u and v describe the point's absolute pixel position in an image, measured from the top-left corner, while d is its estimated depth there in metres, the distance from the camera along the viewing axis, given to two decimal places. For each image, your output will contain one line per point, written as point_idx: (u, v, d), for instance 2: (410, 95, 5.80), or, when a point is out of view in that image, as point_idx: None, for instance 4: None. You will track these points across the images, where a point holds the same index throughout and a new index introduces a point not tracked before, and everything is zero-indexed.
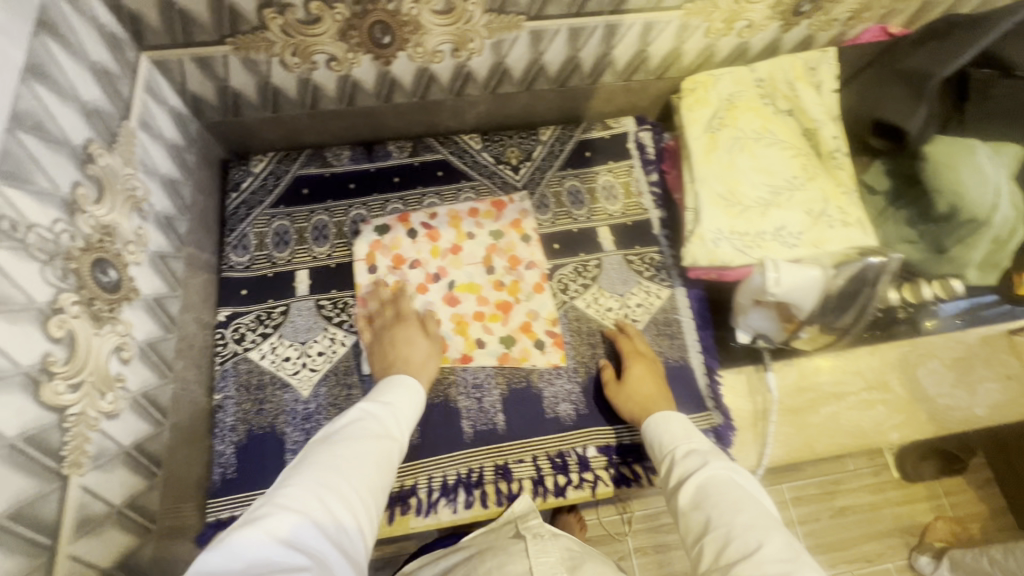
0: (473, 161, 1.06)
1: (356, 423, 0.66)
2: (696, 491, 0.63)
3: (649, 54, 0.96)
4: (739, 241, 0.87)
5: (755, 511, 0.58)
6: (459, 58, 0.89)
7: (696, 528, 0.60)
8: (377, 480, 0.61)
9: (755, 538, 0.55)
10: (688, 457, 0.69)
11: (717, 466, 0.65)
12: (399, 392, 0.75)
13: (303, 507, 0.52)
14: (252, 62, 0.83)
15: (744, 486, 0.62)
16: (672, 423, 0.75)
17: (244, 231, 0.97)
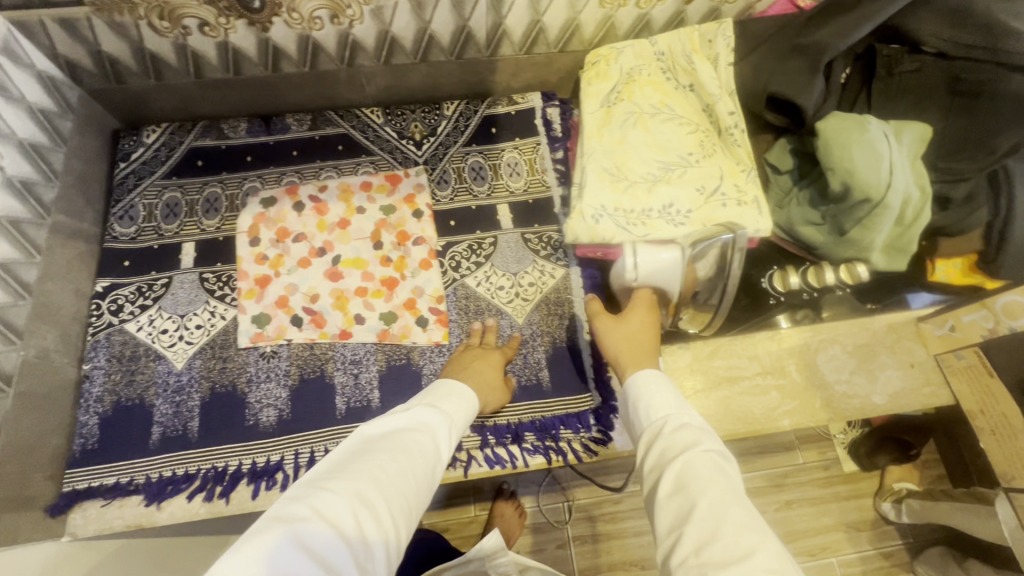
0: (375, 135, 1.04)
1: (415, 432, 0.62)
2: (678, 475, 0.54)
3: (545, 25, 0.93)
4: (623, 218, 0.84)
5: (743, 504, 0.51)
6: (340, 25, 0.86)
7: (672, 516, 0.52)
8: (415, 490, 0.57)
9: (748, 543, 0.47)
10: (675, 430, 0.59)
11: (704, 447, 0.56)
12: (451, 398, 0.71)
13: (335, 521, 0.48)
14: (120, 26, 0.81)
15: (733, 474, 0.55)
16: (661, 388, 0.65)
17: (132, 201, 0.96)
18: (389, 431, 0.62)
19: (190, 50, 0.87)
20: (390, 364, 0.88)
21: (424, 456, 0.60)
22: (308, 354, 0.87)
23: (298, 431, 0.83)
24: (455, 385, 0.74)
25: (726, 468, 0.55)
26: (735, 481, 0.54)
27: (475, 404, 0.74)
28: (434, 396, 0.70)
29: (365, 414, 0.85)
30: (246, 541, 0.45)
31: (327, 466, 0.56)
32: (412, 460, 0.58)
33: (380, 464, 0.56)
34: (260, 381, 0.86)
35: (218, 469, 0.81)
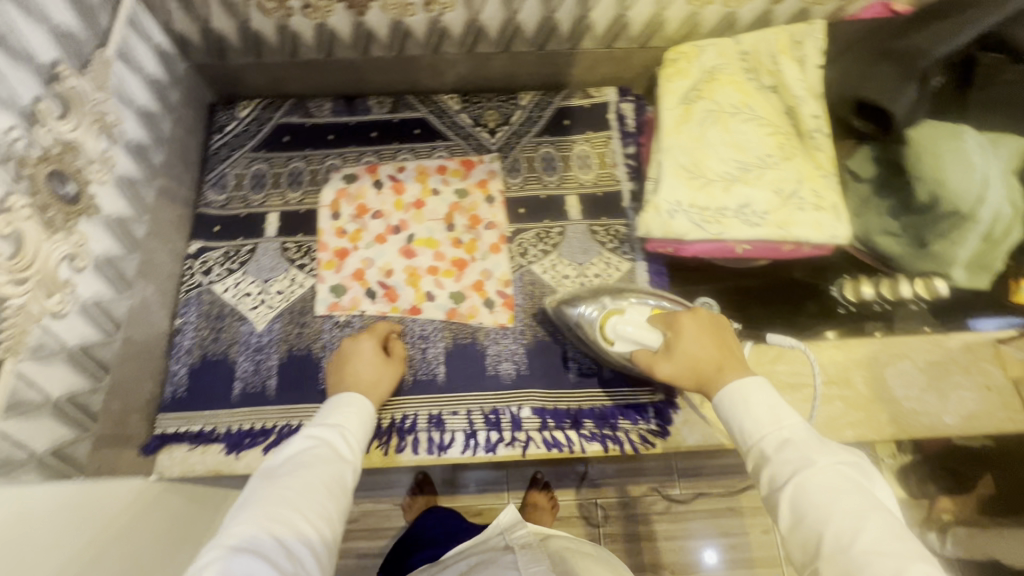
0: (451, 121, 1.07)
1: (303, 450, 0.66)
2: (798, 504, 0.54)
3: (630, 20, 0.93)
4: (698, 215, 0.84)
5: (876, 526, 0.50)
6: (431, 12, 0.89)
7: (806, 546, 0.53)
8: (327, 501, 0.62)
9: (892, 567, 0.47)
10: (781, 451, 0.58)
11: (817, 466, 0.55)
12: (343, 405, 0.73)
13: (259, 550, 0.54)
14: (232, 5, 0.86)
15: (864, 489, 0.54)
16: (752, 402, 0.62)
17: (224, 171, 1.02)
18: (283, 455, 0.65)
19: (291, 30, 0.92)
20: (456, 342, 0.91)
21: (328, 470, 0.64)
22: (379, 326, 0.91)
23: None
24: (343, 395, 0.75)
25: (849, 482, 0.54)
26: (867, 493, 0.53)
27: (372, 409, 0.76)
28: (320, 412, 0.73)
29: (430, 387, 0.88)
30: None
31: (250, 497, 0.60)
32: (316, 475, 0.63)
33: (264, 490, 0.60)
34: (334, 347, 0.90)
35: (292, 427, 0.86)
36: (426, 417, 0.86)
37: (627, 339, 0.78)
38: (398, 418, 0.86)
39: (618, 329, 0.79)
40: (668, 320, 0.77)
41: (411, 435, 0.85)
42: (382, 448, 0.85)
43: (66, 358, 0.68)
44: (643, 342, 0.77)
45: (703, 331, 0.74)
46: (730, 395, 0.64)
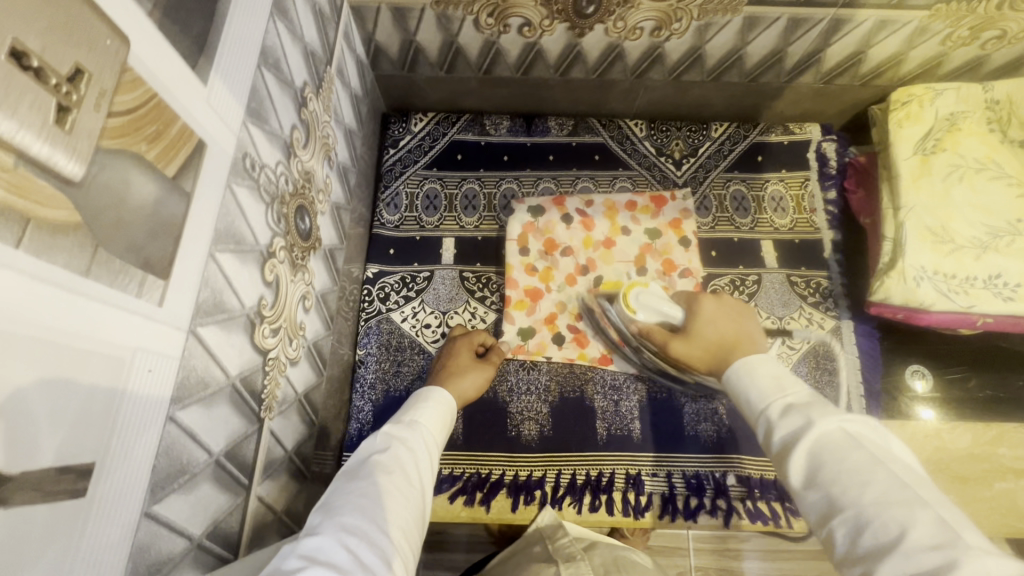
0: (633, 149, 0.99)
1: (378, 450, 0.57)
2: (811, 465, 0.47)
3: (867, 57, 0.85)
4: (944, 284, 0.76)
5: (887, 477, 0.43)
6: (657, 37, 0.81)
7: (814, 508, 0.46)
8: (402, 508, 0.51)
9: (897, 520, 0.40)
10: (784, 415, 0.51)
11: (825, 423, 0.48)
12: (419, 406, 0.66)
13: (329, 559, 0.43)
14: (447, 19, 0.79)
15: (867, 442, 0.46)
16: (759, 371, 0.57)
17: (398, 189, 0.96)
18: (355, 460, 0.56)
19: (496, 48, 0.85)
20: (650, 395, 0.85)
21: (402, 474, 0.54)
22: (569, 372, 0.86)
23: (558, 449, 0.83)
24: (427, 389, 0.70)
25: (878, 442, 0.47)
26: (885, 449, 0.46)
27: (450, 403, 0.70)
28: (400, 413, 0.65)
29: (625, 443, 0.83)
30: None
31: (322, 504, 0.51)
32: (395, 479, 0.53)
33: (343, 495, 0.51)
34: (522, 392, 0.86)
35: (481, 476, 0.81)
36: (623, 475, 0.81)
37: (650, 310, 0.71)
38: (594, 475, 0.81)
39: (640, 298, 0.71)
40: (690, 297, 0.72)
41: (606, 494, 0.80)
42: (576, 506, 0.80)
43: (296, 407, 0.64)
44: (665, 317, 0.71)
45: (727, 313, 0.69)
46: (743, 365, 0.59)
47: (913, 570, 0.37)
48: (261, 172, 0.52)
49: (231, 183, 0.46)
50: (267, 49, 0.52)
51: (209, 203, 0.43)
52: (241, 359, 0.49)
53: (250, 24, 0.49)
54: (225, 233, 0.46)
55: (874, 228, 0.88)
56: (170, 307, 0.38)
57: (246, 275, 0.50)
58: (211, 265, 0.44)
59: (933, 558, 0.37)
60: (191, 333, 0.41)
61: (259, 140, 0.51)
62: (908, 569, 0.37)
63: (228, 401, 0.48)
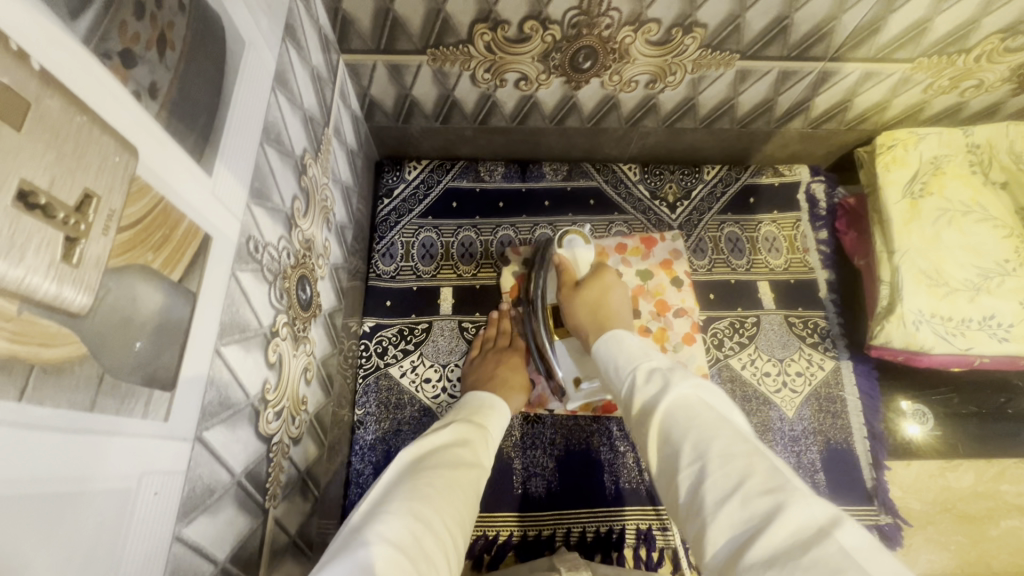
0: (628, 193, 1.00)
1: (451, 444, 0.58)
2: (661, 431, 0.50)
3: (853, 104, 0.87)
4: (942, 326, 0.78)
5: (728, 434, 0.46)
6: (652, 89, 0.82)
7: (665, 469, 0.48)
8: (462, 507, 0.51)
9: (735, 472, 0.42)
10: (649, 380, 0.56)
11: (682, 387, 0.53)
12: (485, 407, 0.69)
13: (395, 538, 0.43)
14: (443, 74, 0.79)
15: (715, 406, 0.51)
16: (627, 344, 0.64)
17: (393, 239, 0.95)
18: (425, 444, 0.57)
19: (492, 100, 0.85)
20: None
21: (467, 473, 0.55)
22: (572, 425, 0.85)
23: (566, 506, 0.80)
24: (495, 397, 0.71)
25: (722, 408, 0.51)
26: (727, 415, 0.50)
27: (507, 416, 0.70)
28: (466, 410, 0.67)
29: (635, 496, 0.81)
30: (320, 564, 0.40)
31: (394, 483, 0.51)
32: (455, 473, 0.54)
33: (416, 477, 0.51)
34: (527, 447, 0.83)
35: (488, 538, 0.78)
36: (634, 531, 0.79)
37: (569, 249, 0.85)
38: (604, 531, 0.79)
39: (574, 241, 0.85)
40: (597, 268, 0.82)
41: (617, 551, 0.78)
42: None
43: (300, 487, 0.61)
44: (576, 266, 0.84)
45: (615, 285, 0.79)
46: (611, 331, 0.68)
47: (750, 516, 0.39)
48: (264, 252, 0.50)
49: (235, 271, 0.44)
50: (268, 124, 0.51)
51: (214, 298, 0.41)
52: (245, 453, 0.46)
53: (252, 101, 0.47)
54: (229, 325, 0.43)
55: (868, 270, 0.90)
56: (176, 419, 0.36)
57: (250, 363, 0.47)
58: (217, 361, 0.41)
59: (765, 503, 0.39)
60: (197, 441, 0.39)
61: (262, 219, 0.49)
62: (744, 515, 0.40)
63: (234, 500, 0.45)
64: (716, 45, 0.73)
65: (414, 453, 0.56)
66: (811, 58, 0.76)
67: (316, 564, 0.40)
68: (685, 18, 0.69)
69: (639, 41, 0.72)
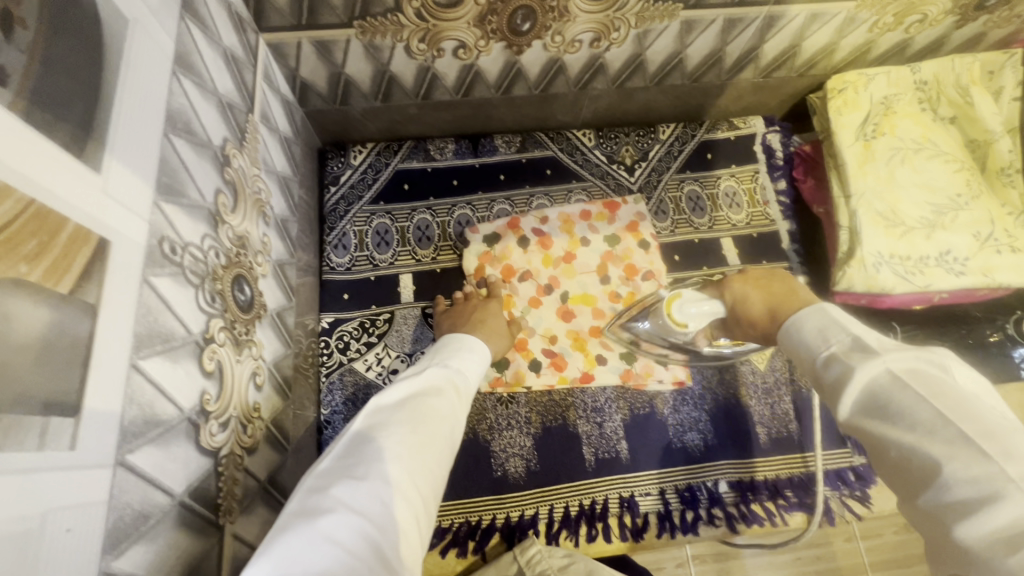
0: (584, 159, 0.97)
1: (428, 391, 0.55)
2: (851, 414, 0.46)
3: (801, 49, 0.85)
4: (901, 266, 0.78)
5: (928, 413, 0.41)
6: (597, 48, 0.79)
7: (866, 441, 0.46)
8: (439, 459, 0.50)
9: (939, 454, 0.39)
10: (829, 364, 0.50)
11: (868, 369, 0.45)
12: (463, 353, 0.65)
13: (358, 505, 0.41)
14: (376, 48, 0.74)
15: (913, 381, 0.43)
16: (810, 331, 0.53)
17: (344, 229, 0.90)
18: (400, 392, 0.54)
19: (432, 72, 0.80)
20: (634, 412, 0.83)
21: (445, 422, 0.53)
22: (548, 400, 0.83)
23: (549, 483, 0.79)
24: (470, 340, 0.68)
25: (931, 375, 0.43)
26: (938, 382, 0.42)
27: (486, 360, 0.68)
28: (443, 355, 0.64)
29: (616, 466, 0.80)
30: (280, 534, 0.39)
31: (362, 430, 0.49)
32: (432, 424, 0.51)
33: (386, 427, 0.49)
34: (503, 429, 0.81)
35: (471, 523, 0.77)
36: (617, 499, 0.78)
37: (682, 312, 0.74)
38: (587, 503, 0.78)
39: (684, 311, 0.74)
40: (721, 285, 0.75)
41: (601, 522, 0.77)
42: (573, 539, 0.77)
43: (261, 497, 0.58)
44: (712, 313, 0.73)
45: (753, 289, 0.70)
46: (797, 326, 0.56)
47: (954, 505, 0.37)
48: (184, 254, 0.46)
49: (148, 277, 0.40)
50: (173, 113, 0.46)
51: (123, 307, 0.37)
52: (186, 472, 0.43)
53: (148, 88, 0.43)
54: (148, 337, 0.40)
55: (827, 217, 0.89)
56: (86, 446, 0.32)
57: (180, 374, 0.43)
58: (135, 377, 0.38)
59: (974, 493, 0.36)
60: (120, 466, 0.35)
61: (176, 218, 0.45)
62: (951, 504, 0.38)
63: (176, 523, 0.42)
64: None
65: (387, 398, 0.53)
66: (754, 3, 0.74)
67: (274, 527, 0.40)
68: None
69: None
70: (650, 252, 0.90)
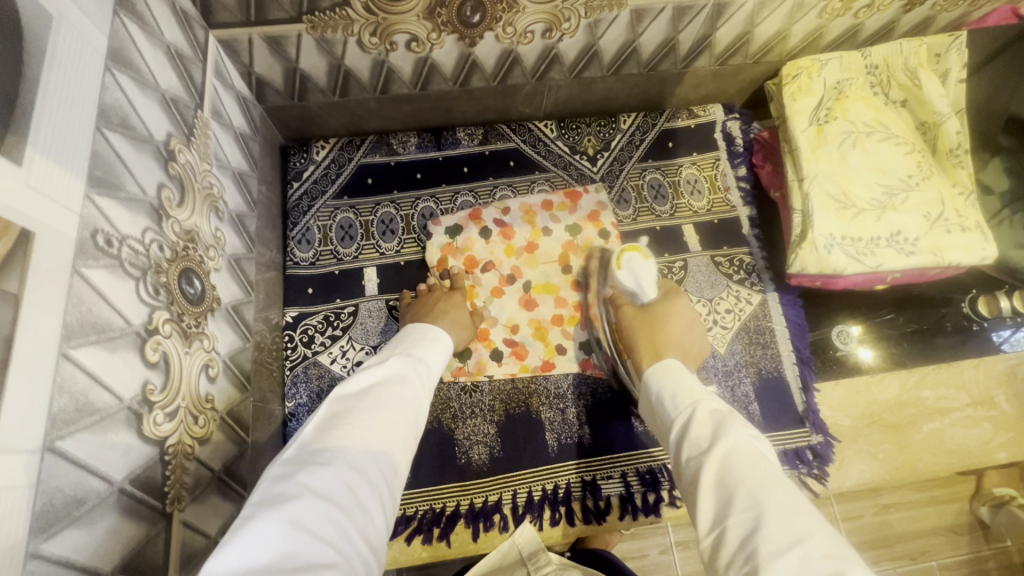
0: (547, 150, 0.98)
1: (390, 380, 0.56)
2: (718, 475, 0.48)
3: (754, 36, 0.87)
4: (853, 247, 0.80)
5: (782, 491, 0.45)
6: (549, 39, 0.80)
7: (712, 509, 0.47)
8: (402, 447, 0.51)
9: (795, 528, 0.42)
10: (701, 419, 0.54)
11: (741, 434, 0.50)
12: (426, 343, 0.66)
13: (327, 491, 0.42)
14: (328, 43, 0.75)
15: (770, 458, 0.49)
16: (684, 379, 0.60)
17: (308, 224, 0.91)
18: (362, 381, 0.54)
19: (387, 66, 0.81)
20: (597, 398, 0.84)
21: (408, 410, 0.54)
22: (511, 388, 0.84)
23: (513, 469, 0.80)
24: (435, 330, 0.69)
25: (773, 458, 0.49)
26: (780, 469, 0.48)
27: (449, 352, 0.69)
28: (407, 345, 0.64)
29: (579, 451, 0.81)
30: (246, 520, 0.39)
31: (324, 421, 0.49)
32: (396, 413, 0.52)
33: (350, 418, 0.49)
34: (467, 417, 0.82)
35: (436, 510, 0.78)
36: (579, 483, 0.80)
37: (630, 275, 0.79)
38: (550, 488, 0.79)
39: (631, 262, 0.80)
40: (670, 292, 0.78)
41: (564, 506, 0.79)
42: (537, 523, 0.78)
43: (216, 488, 0.59)
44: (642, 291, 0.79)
45: (687, 320, 0.74)
46: (661, 371, 0.62)
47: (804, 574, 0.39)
48: (122, 247, 0.46)
49: (78, 268, 0.41)
50: (107, 108, 0.47)
51: (49, 296, 0.38)
52: (127, 459, 0.44)
53: (77, 83, 0.43)
54: (80, 326, 0.40)
55: (784, 201, 0.91)
56: (9, 430, 0.33)
57: (118, 364, 0.44)
58: (66, 366, 0.39)
59: (824, 567, 0.39)
60: (50, 451, 0.36)
61: (112, 211, 0.46)
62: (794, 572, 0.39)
63: (115, 509, 0.42)
64: None
65: (348, 387, 0.54)
66: None
67: (239, 514, 0.39)
68: None
69: None
70: (612, 244, 0.90)
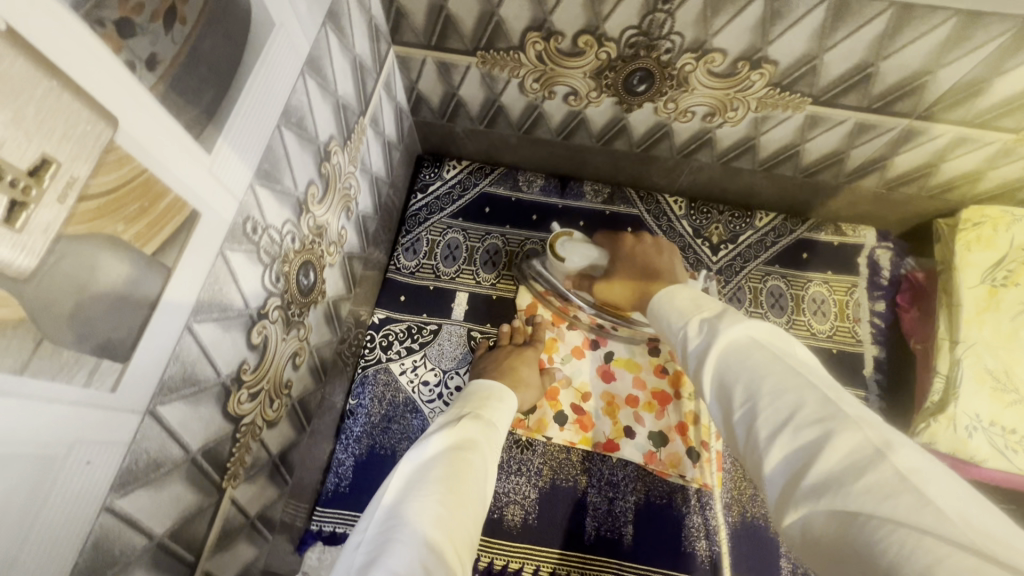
0: (669, 226, 0.94)
1: (459, 446, 0.54)
2: (717, 378, 0.45)
3: (939, 170, 0.78)
4: (1001, 438, 0.68)
5: (779, 368, 0.41)
6: (709, 122, 0.77)
7: (720, 405, 0.44)
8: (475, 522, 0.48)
9: (787, 403, 0.38)
10: (695, 328, 0.50)
11: (728, 331, 0.46)
12: (492, 405, 0.64)
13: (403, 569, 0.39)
14: (491, 79, 0.77)
15: (770, 341, 0.44)
16: (677, 297, 0.57)
17: (419, 235, 0.94)
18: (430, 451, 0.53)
19: (539, 111, 0.82)
20: (649, 500, 0.78)
21: (479, 480, 0.51)
22: (565, 457, 0.80)
23: (542, 542, 0.75)
24: (500, 391, 0.68)
25: (777, 341, 0.44)
26: (780, 347, 0.43)
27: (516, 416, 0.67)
28: (472, 406, 0.63)
29: (615, 548, 0.75)
30: None
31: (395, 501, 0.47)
32: (467, 483, 0.50)
33: (419, 492, 0.48)
34: (511, 472, 0.80)
35: None
36: None
37: (576, 253, 0.78)
38: None
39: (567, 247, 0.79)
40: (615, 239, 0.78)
41: None
42: None
43: (266, 471, 0.60)
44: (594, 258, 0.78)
45: (650, 253, 0.74)
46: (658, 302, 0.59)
47: (803, 446, 0.35)
48: (263, 234, 0.49)
49: (224, 250, 0.44)
50: (291, 108, 0.51)
51: (194, 273, 0.40)
52: (205, 432, 0.46)
53: (275, 84, 0.47)
54: (208, 303, 0.43)
55: (925, 357, 0.79)
56: (125, 391, 0.36)
57: (227, 342, 0.47)
58: (186, 337, 0.41)
59: (815, 433, 0.35)
60: (150, 414, 0.39)
61: (266, 201, 0.49)
62: (796, 447, 0.36)
63: (182, 476, 0.45)
64: (786, 85, 0.67)
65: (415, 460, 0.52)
66: (894, 113, 0.68)
67: None
68: (754, 52, 0.63)
69: (700, 71, 0.67)
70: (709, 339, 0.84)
